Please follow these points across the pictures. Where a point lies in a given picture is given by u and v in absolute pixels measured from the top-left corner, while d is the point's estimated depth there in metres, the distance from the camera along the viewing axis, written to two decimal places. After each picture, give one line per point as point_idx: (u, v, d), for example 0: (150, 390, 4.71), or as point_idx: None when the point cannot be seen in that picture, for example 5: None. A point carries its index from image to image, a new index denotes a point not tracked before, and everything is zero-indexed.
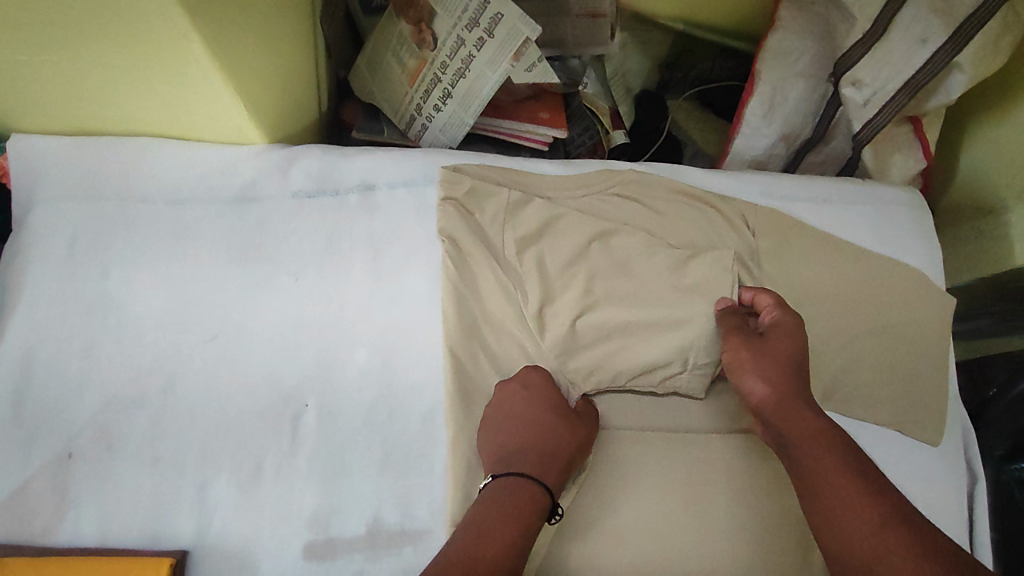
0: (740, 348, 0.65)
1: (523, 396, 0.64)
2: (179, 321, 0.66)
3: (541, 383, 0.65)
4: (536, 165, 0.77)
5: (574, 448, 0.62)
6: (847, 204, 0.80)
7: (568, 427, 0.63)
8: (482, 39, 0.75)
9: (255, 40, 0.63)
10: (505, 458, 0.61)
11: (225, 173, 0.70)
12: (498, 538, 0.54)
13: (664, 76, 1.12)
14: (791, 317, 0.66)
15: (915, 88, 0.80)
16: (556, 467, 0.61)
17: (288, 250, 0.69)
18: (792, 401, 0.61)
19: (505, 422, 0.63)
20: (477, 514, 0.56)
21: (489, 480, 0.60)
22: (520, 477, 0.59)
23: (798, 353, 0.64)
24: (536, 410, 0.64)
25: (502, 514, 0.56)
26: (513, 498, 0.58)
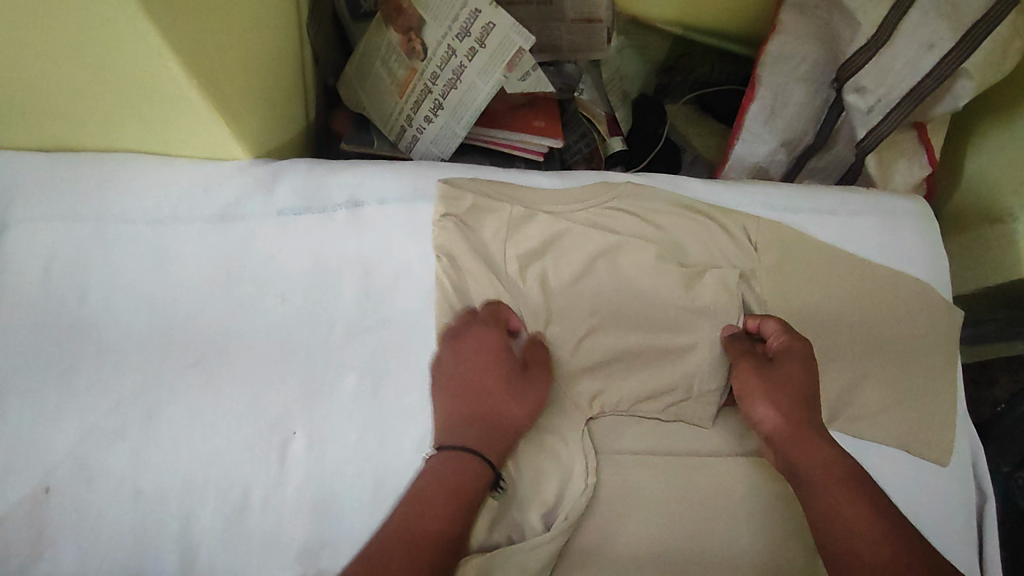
0: (750, 374, 0.65)
1: (473, 356, 0.63)
2: (160, 346, 0.63)
3: (490, 341, 0.64)
4: (531, 177, 0.74)
5: (522, 411, 0.62)
6: (851, 216, 0.77)
7: (515, 389, 0.62)
8: (473, 49, 0.72)
9: (235, 53, 0.61)
10: (452, 422, 0.61)
11: (208, 190, 0.68)
12: (435, 520, 0.56)
13: (662, 80, 1.09)
14: (802, 342, 0.65)
15: (920, 97, 0.78)
16: (503, 432, 0.61)
17: (274, 269, 0.67)
18: (803, 433, 0.61)
19: (455, 383, 0.62)
20: (416, 493, 0.57)
21: (432, 454, 0.60)
22: (458, 451, 0.59)
23: (808, 381, 0.64)
24: (485, 371, 0.63)
25: (440, 491, 0.57)
26: (456, 473, 0.58)
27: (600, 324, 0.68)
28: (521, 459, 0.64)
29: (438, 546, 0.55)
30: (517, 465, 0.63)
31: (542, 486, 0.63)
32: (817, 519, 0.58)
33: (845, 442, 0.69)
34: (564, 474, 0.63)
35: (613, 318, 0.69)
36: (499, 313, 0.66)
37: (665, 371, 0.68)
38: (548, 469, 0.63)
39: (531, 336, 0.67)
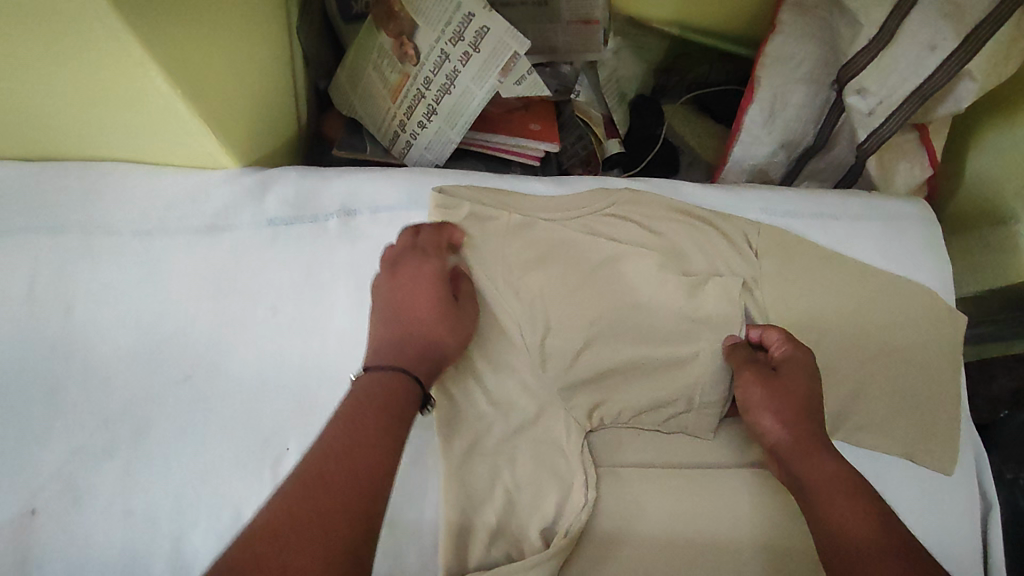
0: (753, 385, 0.63)
1: (410, 279, 0.62)
2: (149, 362, 0.62)
3: (429, 266, 0.63)
4: (529, 184, 0.73)
5: (453, 337, 0.61)
6: (853, 221, 0.75)
7: (447, 314, 0.61)
8: (467, 54, 0.71)
9: (221, 61, 0.59)
10: (383, 344, 0.58)
11: (196, 201, 0.66)
12: (371, 427, 0.51)
13: (659, 80, 1.07)
14: (803, 351, 0.64)
15: (923, 98, 0.76)
16: (434, 356, 0.59)
17: (265, 281, 0.65)
18: (808, 442, 0.60)
19: (389, 306, 0.61)
20: (348, 404, 0.52)
21: (360, 374, 0.56)
22: (393, 368, 0.56)
23: (811, 391, 0.62)
24: (421, 294, 0.61)
25: (374, 404, 0.53)
26: (386, 386, 0.54)
27: (599, 334, 0.67)
28: (520, 474, 0.63)
29: (378, 455, 0.49)
30: (515, 479, 0.62)
31: (542, 501, 0.62)
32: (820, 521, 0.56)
33: (851, 452, 0.68)
34: (563, 488, 0.62)
35: (612, 328, 0.68)
36: (440, 241, 0.65)
37: (664, 382, 0.67)
38: (548, 484, 0.62)
39: (461, 265, 0.66)
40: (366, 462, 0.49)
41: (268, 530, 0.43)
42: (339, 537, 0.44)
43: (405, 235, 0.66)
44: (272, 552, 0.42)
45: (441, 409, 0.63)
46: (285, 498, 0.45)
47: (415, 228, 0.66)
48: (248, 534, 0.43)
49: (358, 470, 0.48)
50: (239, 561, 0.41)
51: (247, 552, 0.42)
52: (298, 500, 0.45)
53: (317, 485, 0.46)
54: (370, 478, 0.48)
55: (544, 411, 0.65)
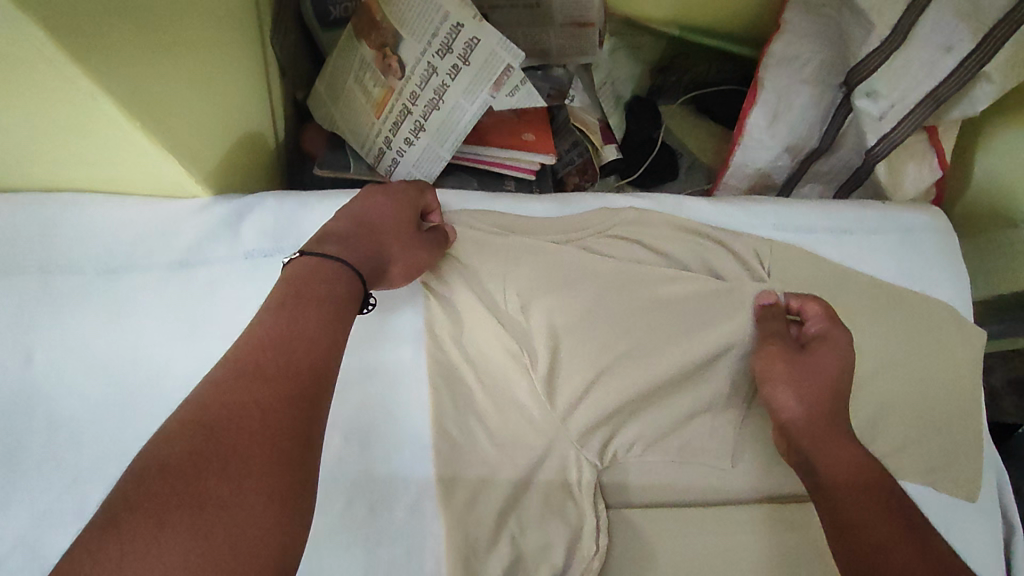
0: (777, 359, 0.60)
1: (385, 196, 0.62)
2: (121, 412, 0.57)
3: (407, 193, 0.63)
4: (527, 205, 0.68)
5: (405, 255, 0.60)
6: (868, 234, 0.71)
7: (409, 229, 0.61)
8: (456, 66, 0.66)
9: (185, 85, 0.54)
10: (336, 232, 0.58)
11: (165, 234, 0.61)
12: (313, 322, 0.49)
13: (654, 82, 1.02)
14: (843, 333, 0.62)
15: (938, 101, 0.69)
16: (380, 261, 0.58)
17: (244, 319, 0.60)
18: (826, 426, 0.58)
19: (355, 208, 0.60)
20: (289, 295, 0.50)
21: (297, 257, 0.54)
22: (335, 257, 0.55)
23: (840, 372, 0.60)
24: (392, 207, 0.61)
25: (315, 297, 0.51)
26: (324, 280, 0.52)
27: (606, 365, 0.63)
28: (525, 518, 0.59)
29: (316, 348, 0.48)
30: (522, 525, 0.59)
31: (551, 547, 0.58)
32: (824, 485, 0.56)
33: None
34: (573, 534, 0.59)
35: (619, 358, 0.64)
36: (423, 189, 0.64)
37: (677, 415, 0.63)
38: (555, 529, 0.58)
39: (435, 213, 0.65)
40: (305, 358, 0.47)
41: (202, 422, 0.41)
42: (282, 427, 0.42)
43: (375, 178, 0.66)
44: (209, 443, 0.40)
45: (441, 454, 0.58)
46: (220, 390, 0.43)
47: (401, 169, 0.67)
48: (183, 426, 0.40)
49: (298, 363, 0.46)
50: (171, 454, 0.39)
51: (179, 445, 0.39)
52: (232, 392, 0.43)
53: (254, 378, 0.44)
54: (311, 370, 0.46)
55: (549, 451, 0.61)
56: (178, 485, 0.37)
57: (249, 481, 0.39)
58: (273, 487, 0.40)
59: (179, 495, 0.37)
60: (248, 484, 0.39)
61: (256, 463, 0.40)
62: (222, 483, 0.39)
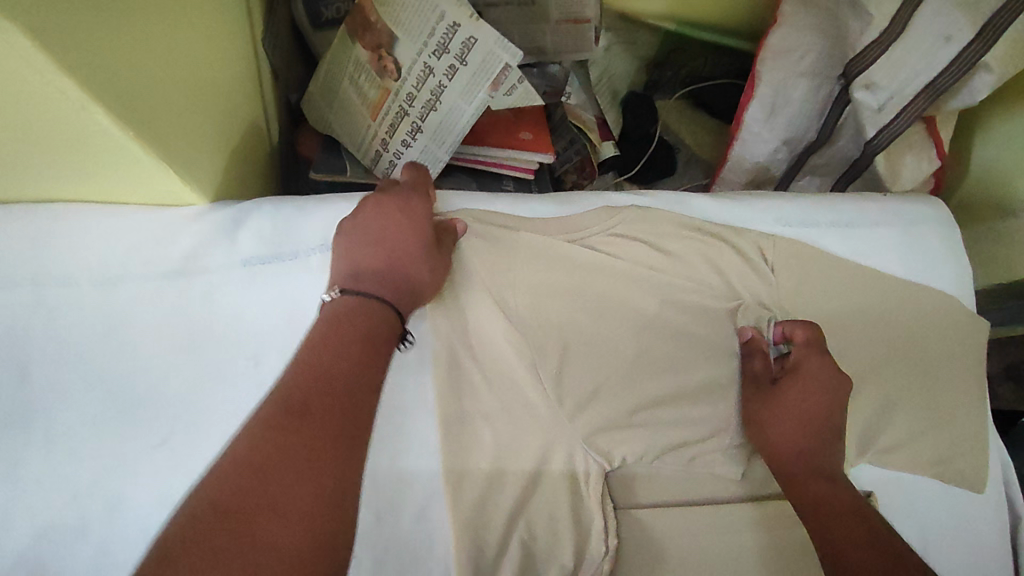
0: (752, 399, 0.62)
1: (392, 209, 0.59)
2: (119, 425, 0.56)
3: (414, 203, 0.60)
4: (528, 205, 0.66)
5: (431, 275, 0.58)
6: (869, 226, 0.70)
7: (428, 244, 0.58)
8: (454, 66, 0.65)
9: (173, 90, 0.53)
10: (360, 266, 0.56)
11: (162, 243, 0.60)
12: (355, 356, 0.48)
13: (652, 76, 1.01)
14: (814, 357, 0.61)
15: (938, 92, 0.68)
16: (413, 288, 0.56)
17: (244, 329, 0.59)
18: (801, 461, 0.58)
19: (367, 232, 0.57)
20: (332, 332, 0.49)
21: (335, 297, 0.53)
22: (372, 297, 0.53)
23: (811, 404, 0.59)
24: (405, 223, 0.58)
25: (359, 336, 0.50)
26: (369, 317, 0.51)
27: (613, 367, 0.62)
28: (533, 521, 0.58)
29: (358, 386, 0.47)
30: (530, 529, 0.58)
31: (558, 550, 0.58)
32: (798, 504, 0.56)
33: (879, 475, 0.65)
34: (580, 537, 0.58)
35: (628, 361, 0.63)
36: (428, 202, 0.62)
37: (685, 416, 0.62)
38: (563, 532, 0.58)
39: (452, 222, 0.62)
40: (349, 394, 0.46)
41: (249, 465, 0.41)
42: (327, 469, 0.42)
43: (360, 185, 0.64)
44: (256, 486, 0.40)
45: (446, 461, 0.57)
46: (267, 429, 0.42)
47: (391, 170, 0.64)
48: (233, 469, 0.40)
49: (342, 403, 0.45)
50: (220, 496, 0.39)
51: (229, 484, 0.40)
52: (279, 433, 0.42)
53: (300, 418, 0.43)
54: (354, 410, 0.46)
55: (555, 455, 0.60)
56: (228, 528, 0.38)
57: (295, 526, 0.39)
58: (318, 533, 0.40)
59: (229, 539, 0.38)
60: (294, 528, 0.39)
61: (303, 507, 0.40)
62: (269, 524, 0.39)
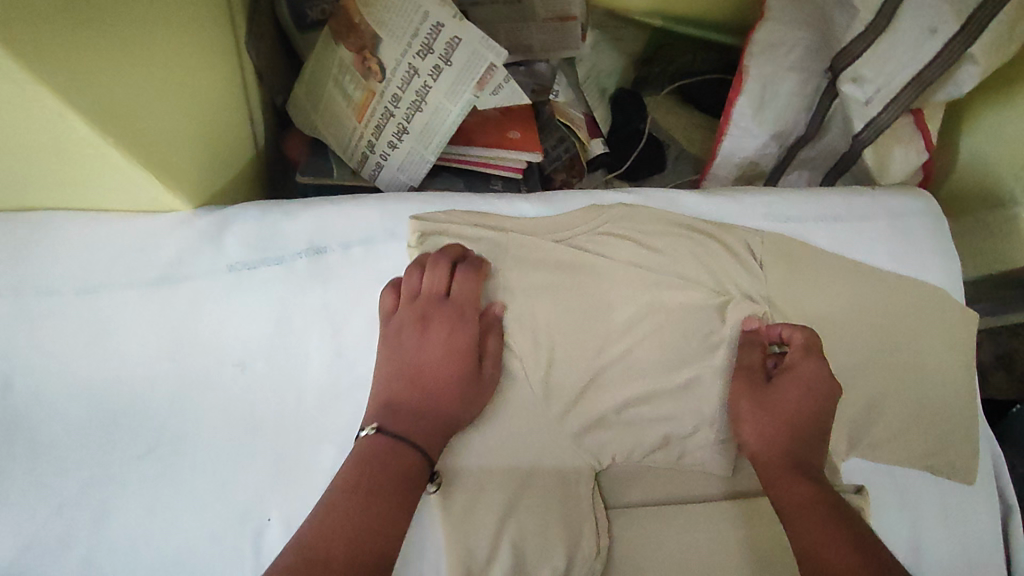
0: (743, 394, 0.60)
1: (438, 341, 0.59)
2: (105, 435, 0.55)
3: (458, 330, 0.59)
4: (516, 205, 0.67)
5: (471, 415, 0.57)
6: (857, 222, 0.70)
7: (471, 378, 0.58)
8: (438, 67, 0.65)
9: (155, 93, 0.52)
10: (400, 400, 0.56)
11: (146, 249, 0.60)
12: (383, 509, 0.50)
13: (640, 73, 1.01)
14: (813, 363, 0.60)
15: (924, 85, 0.68)
16: (453, 429, 0.56)
17: (230, 335, 0.59)
18: (786, 461, 0.57)
19: (410, 363, 0.58)
20: (364, 475, 0.51)
21: (372, 433, 0.54)
22: (409, 441, 0.54)
23: (804, 407, 0.59)
24: (449, 359, 0.58)
25: (394, 489, 0.51)
26: (402, 464, 0.52)
27: (603, 367, 0.62)
28: (524, 524, 0.57)
29: (379, 544, 0.48)
30: (520, 531, 0.57)
31: (550, 552, 0.57)
32: (779, 508, 0.55)
33: (867, 469, 0.65)
34: (572, 539, 0.57)
35: (618, 360, 0.62)
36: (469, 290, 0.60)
37: (675, 414, 0.62)
38: (555, 535, 0.57)
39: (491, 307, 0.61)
40: (370, 550, 0.47)
41: None
42: None
43: (411, 278, 0.60)
44: None
45: (435, 465, 0.57)
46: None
47: (449, 268, 0.60)
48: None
49: (365, 551, 0.47)
50: None
51: None
52: None
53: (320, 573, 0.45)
54: (373, 568, 0.47)
55: (545, 455, 0.59)
56: None
57: None
58: None
59: None
60: None
61: None
62: None
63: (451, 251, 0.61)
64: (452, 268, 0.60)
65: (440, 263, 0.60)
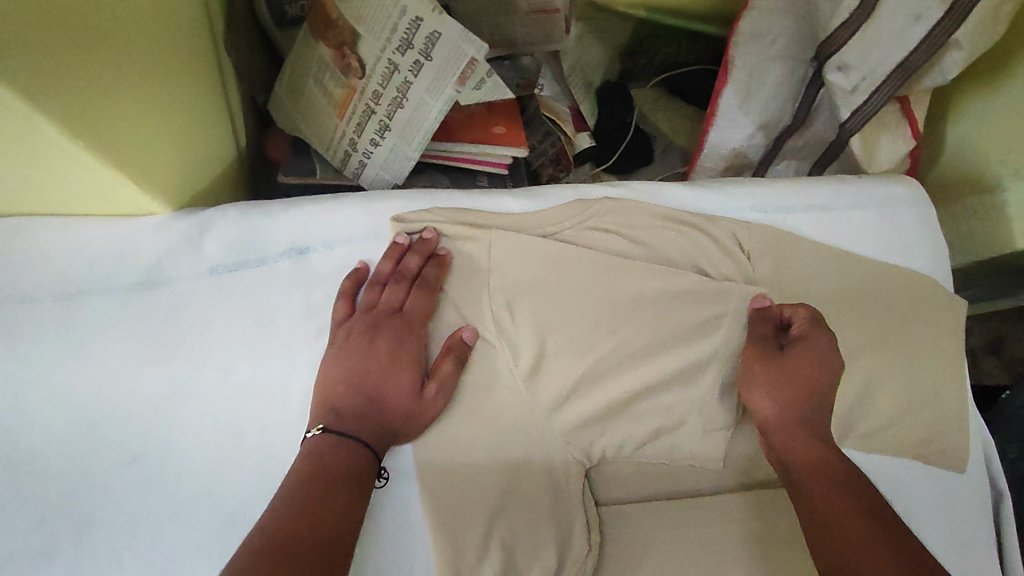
0: (755, 362, 0.59)
1: (384, 352, 0.58)
2: (87, 444, 0.54)
3: (406, 341, 0.59)
4: (500, 201, 0.65)
5: (414, 426, 0.57)
6: (845, 209, 0.70)
7: (412, 395, 0.57)
8: (419, 62, 0.64)
9: (129, 92, 0.51)
10: (343, 407, 0.55)
11: (124, 254, 0.58)
12: (339, 504, 0.49)
13: (626, 66, 1.00)
14: (822, 334, 0.59)
15: (909, 72, 0.67)
16: (392, 438, 0.56)
17: (213, 339, 0.58)
18: (797, 429, 0.57)
19: (355, 370, 0.57)
20: (321, 472, 0.51)
21: (316, 434, 0.53)
22: (352, 440, 0.53)
23: (815, 377, 0.58)
24: (392, 374, 0.57)
25: (348, 487, 0.51)
26: (349, 460, 0.52)
27: (592, 363, 0.61)
28: (514, 523, 0.57)
29: (334, 535, 0.48)
30: (510, 530, 0.56)
31: (540, 551, 0.56)
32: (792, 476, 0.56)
33: (859, 458, 0.65)
34: (563, 536, 0.57)
35: (606, 356, 0.62)
36: (425, 306, 0.60)
37: (664, 409, 0.62)
38: (546, 533, 0.57)
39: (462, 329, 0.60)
40: (332, 541, 0.47)
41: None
42: None
43: (367, 293, 0.60)
44: None
45: (424, 465, 0.57)
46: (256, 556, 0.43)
47: (407, 283, 0.60)
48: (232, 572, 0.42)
49: (329, 538, 0.47)
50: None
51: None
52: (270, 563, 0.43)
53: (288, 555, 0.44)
54: (335, 556, 0.47)
55: (535, 453, 0.59)
56: None
57: None
58: None
59: None
60: None
61: None
62: None
63: (415, 262, 0.61)
64: (410, 284, 0.60)
65: (399, 280, 0.60)
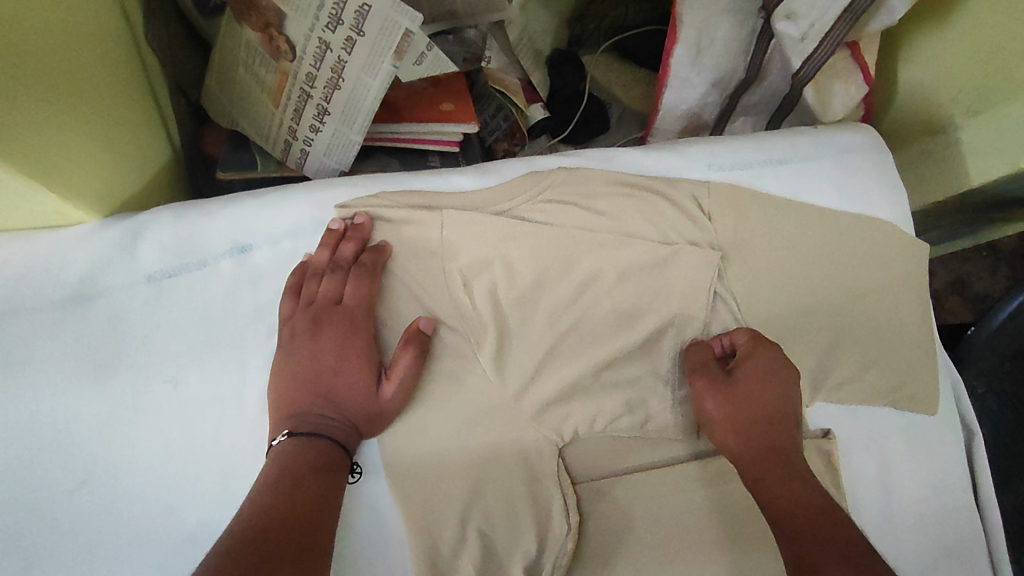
0: (707, 392, 0.58)
1: (331, 348, 0.55)
2: (28, 473, 0.51)
3: (355, 334, 0.56)
4: (449, 178, 0.63)
5: (379, 423, 0.55)
6: (799, 161, 0.69)
7: (367, 393, 0.54)
8: (351, 39, 0.60)
9: (40, 92, 0.46)
10: (302, 410, 0.53)
11: (49, 269, 0.54)
12: (312, 491, 0.47)
13: (574, 31, 0.98)
14: (768, 353, 0.59)
15: (857, 16, 0.66)
16: (356, 432, 0.54)
17: (156, 350, 0.55)
18: (762, 455, 0.54)
19: (306, 368, 0.54)
20: (286, 471, 0.48)
21: (281, 441, 0.51)
22: (309, 437, 0.51)
23: (768, 400, 0.57)
24: (346, 372, 0.55)
25: (314, 473, 0.49)
26: (316, 454, 0.50)
27: (558, 340, 0.60)
28: (490, 510, 0.55)
29: (309, 517, 0.46)
30: (486, 517, 0.55)
31: (518, 535, 0.55)
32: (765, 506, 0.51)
33: (832, 412, 0.65)
34: (541, 519, 0.56)
35: (572, 333, 0.60)
36: (369, 295, 0.57)
37: (634, 379, 0.61)
38: (523, 517, 0.56)
39: (417, 322, 0.57)
40: (308, 517, 0.46)
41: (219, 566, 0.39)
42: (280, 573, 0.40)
43: (310, 285, 0.57)
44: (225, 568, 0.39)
45: (392, 461, 0.55)
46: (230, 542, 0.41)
47: (343, 271, 0.57)
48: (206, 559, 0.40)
49: (302, 517, 0.45)
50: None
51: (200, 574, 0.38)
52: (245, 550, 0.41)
53: (265, 542, 0.42)
54: (315, 536, 0.45)
55: (507, 438, 0.57)
56: None
57: None
58: None
59: None
60: None
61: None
62: None
63: (349, 249, 0.58)
64: (346, 273, 0.57)
65: (335, 270, 0.57)
